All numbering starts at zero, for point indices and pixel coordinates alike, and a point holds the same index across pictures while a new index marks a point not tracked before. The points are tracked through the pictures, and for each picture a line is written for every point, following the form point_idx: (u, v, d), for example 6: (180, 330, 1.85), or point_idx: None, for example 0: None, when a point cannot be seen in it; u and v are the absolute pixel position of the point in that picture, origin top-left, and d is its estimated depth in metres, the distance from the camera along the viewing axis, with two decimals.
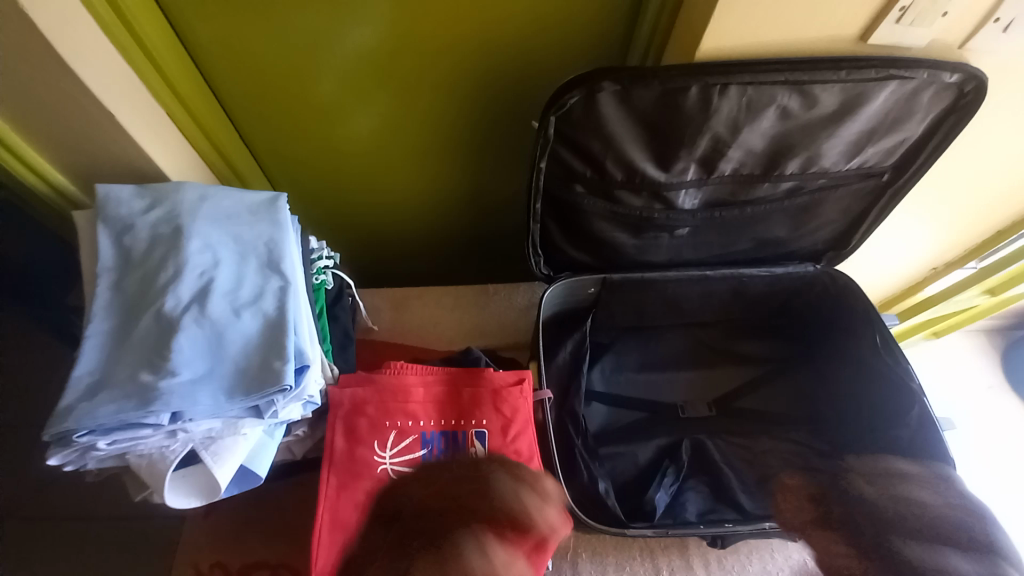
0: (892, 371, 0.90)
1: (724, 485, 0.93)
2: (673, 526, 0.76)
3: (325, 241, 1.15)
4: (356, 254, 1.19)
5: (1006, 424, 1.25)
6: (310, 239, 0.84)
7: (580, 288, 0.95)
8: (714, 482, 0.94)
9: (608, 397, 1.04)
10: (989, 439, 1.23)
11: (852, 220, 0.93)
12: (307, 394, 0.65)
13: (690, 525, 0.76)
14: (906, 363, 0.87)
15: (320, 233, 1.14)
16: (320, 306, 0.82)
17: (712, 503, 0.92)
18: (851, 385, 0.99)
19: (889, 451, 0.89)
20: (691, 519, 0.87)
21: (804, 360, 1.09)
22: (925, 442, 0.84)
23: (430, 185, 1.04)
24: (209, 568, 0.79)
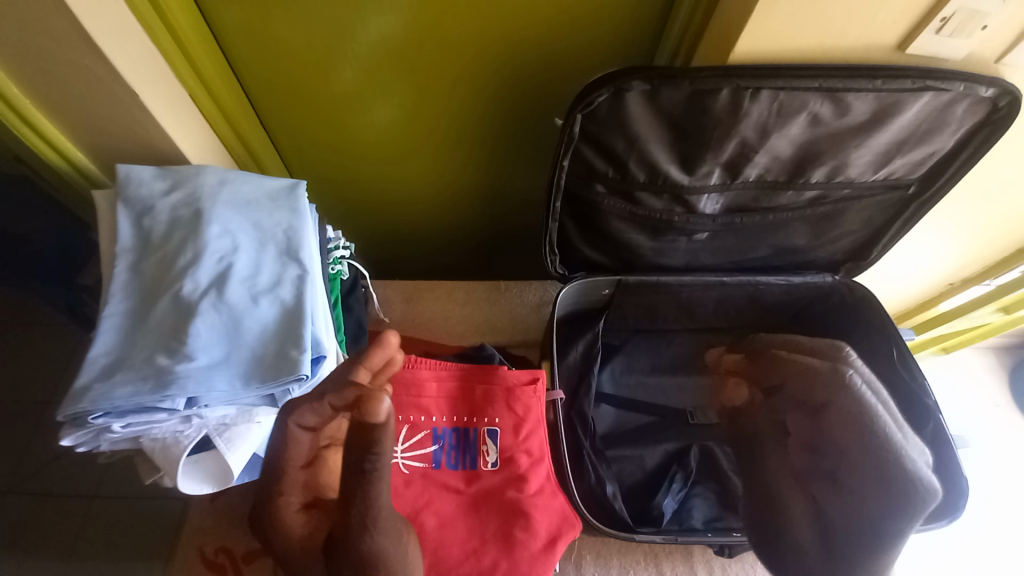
0: (908, 386, 0.89)
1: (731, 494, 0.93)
2: (682, 532, 0.76)
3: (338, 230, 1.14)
4: (372, 247, 1.19)
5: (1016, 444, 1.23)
6: (327, 228, 0.83)
7: (594, 288, 0.95)
8: (722, 489, 0.94)
9: (617, 398, 1.03)
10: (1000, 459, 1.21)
11: (873, 232, 0.92)
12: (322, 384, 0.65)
13: (699, 532, 0.76)
14: (922, 380, 0.87)
15: (338, 224, 1.14)
16: (336, 296, 0.81)
17: (719, 510, 0.91)
18: None
19: None
20: (697, 526, 0.87)
21: None
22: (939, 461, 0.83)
23: (448, 180, 1.04)
24: (215, 553, 0.80)
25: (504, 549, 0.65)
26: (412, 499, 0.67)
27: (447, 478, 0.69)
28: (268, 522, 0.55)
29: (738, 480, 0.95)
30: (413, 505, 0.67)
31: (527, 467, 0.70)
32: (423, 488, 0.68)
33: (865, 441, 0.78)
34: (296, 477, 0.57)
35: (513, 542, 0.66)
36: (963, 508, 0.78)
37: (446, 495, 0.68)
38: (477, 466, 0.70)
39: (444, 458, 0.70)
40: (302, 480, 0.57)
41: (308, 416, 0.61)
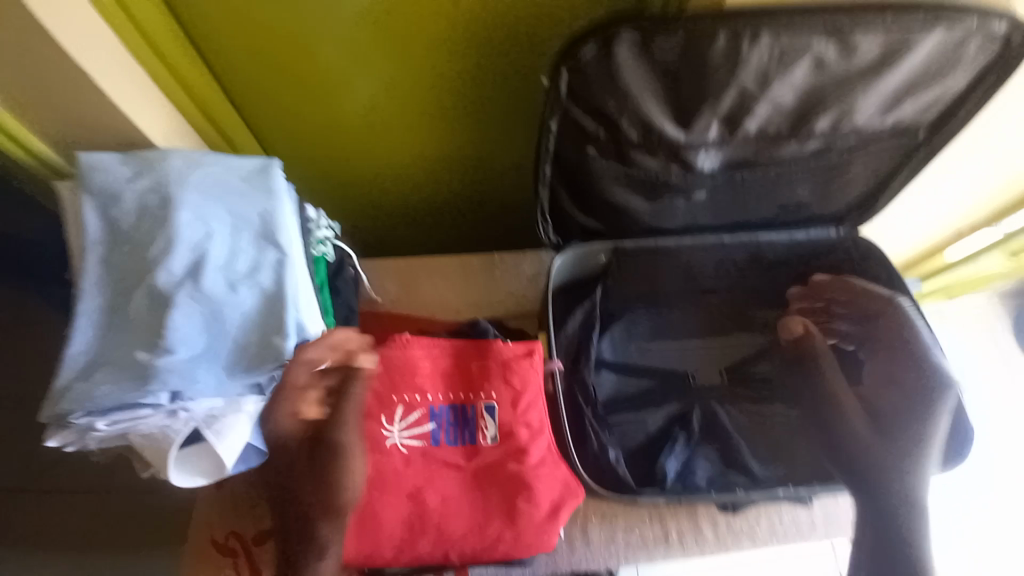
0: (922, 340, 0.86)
1: (734, 452, 0.92)
2: (685, 493, 0.76)
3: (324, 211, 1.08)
4: (360, 229, 1.12)
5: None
6: (308, 209, 0.78)
7: (590, 256, 0.92)
8: (724, 449, 0.93)
9: (617, 365, 1.01)
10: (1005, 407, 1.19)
11: (880, 182, 0.87)
12: (309, 369, 0.61)
13: (702, 492, 0.76)
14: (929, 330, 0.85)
15: (326, 212, 1.09)
16: (320, 280, 0.76)
17: (722, 469, 0.91)
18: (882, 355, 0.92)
19: None
20: (701, 486, 0.86)
21: None
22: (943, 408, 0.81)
23: (435, 160, 0.99)
24: (225, 538, 0.82)
25: (507, 520, 0.64)
26: (412, 478, 0.65)
27: (448, 456, 0.66)
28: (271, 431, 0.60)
29: (740, 439, 0.94)
30: (413, 484, 0.64)
31: (528, 439, 0.68)
32: (423, 467, 0.65)
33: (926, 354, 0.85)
34: (306, 393, 0.61)
35: (515, 514, 0.64)
36: (967, 454, 0.78)
37: (446, 473, 0.66)
38: (477, 442, 0.67)
39: (441, 436, 0.67)
40: (303, 400, 0.61)
41: (315, 351, 0.61)
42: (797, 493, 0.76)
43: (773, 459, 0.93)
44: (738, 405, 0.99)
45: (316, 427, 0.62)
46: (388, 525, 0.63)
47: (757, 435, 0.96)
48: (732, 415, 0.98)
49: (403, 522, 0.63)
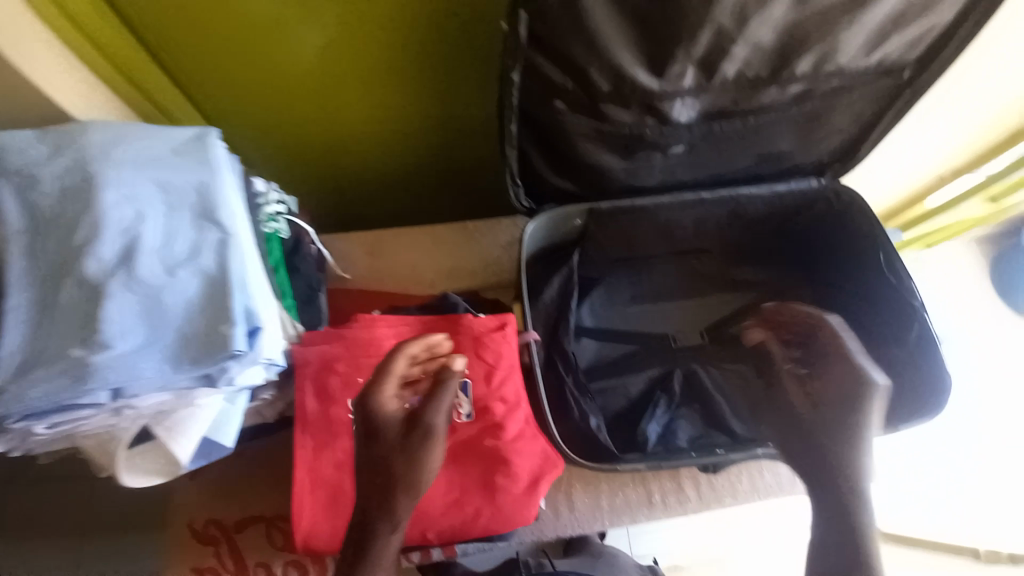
0: (895, 291, 0.83)
1: (715, 411, 0.92)
2: (667, 457, 0.75)
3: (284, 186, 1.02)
4: (325, 203, 1.06)
5: (1005, 339, 1.21)
6: (256, 182, 0.71)
7: (565, 220, 0.87)
8: (706, 409, 0.93)
9: (597, 331, 0.99)
10: (984, 353, 1.20)
11: (863, 128, 0.83)
12: (265, 356, 0.56)
13: (683, 455, 0.75)
14: (909, 283, 0.81)
15: (283, 184, 1.02)
16: (275, 260, 0.69)
17: (703, 429, 0.91)
18: (863, 309, 0.90)
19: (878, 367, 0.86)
20: (683, 446, 0.86)
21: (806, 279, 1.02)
22: (920, 359, 0.79)
23: (394, 124, 0.91)
24: (204, 526, 0.81)
25: (486, 495, 0.63)
26: None
27: None
28: (364, 408, 0.55)
29: (721, 398, 0.93)
30: None
31: (504, 414, 0.65)
32: None
33: (899, 333, 0.83)
34: (395, 384, 0.57)
35: (494, 489, 0.63)
36: (941, 407, 0.75)
37: None
38: (452, 420, 0.65)
39: None
40: (388, 386, 0.56)
41: (418, 347, 0.59)
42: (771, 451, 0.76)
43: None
44: (720, 365, 0.98)
45: (408, 421, 0.55)
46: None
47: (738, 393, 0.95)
48: (714, 375, 0.97)
49: None
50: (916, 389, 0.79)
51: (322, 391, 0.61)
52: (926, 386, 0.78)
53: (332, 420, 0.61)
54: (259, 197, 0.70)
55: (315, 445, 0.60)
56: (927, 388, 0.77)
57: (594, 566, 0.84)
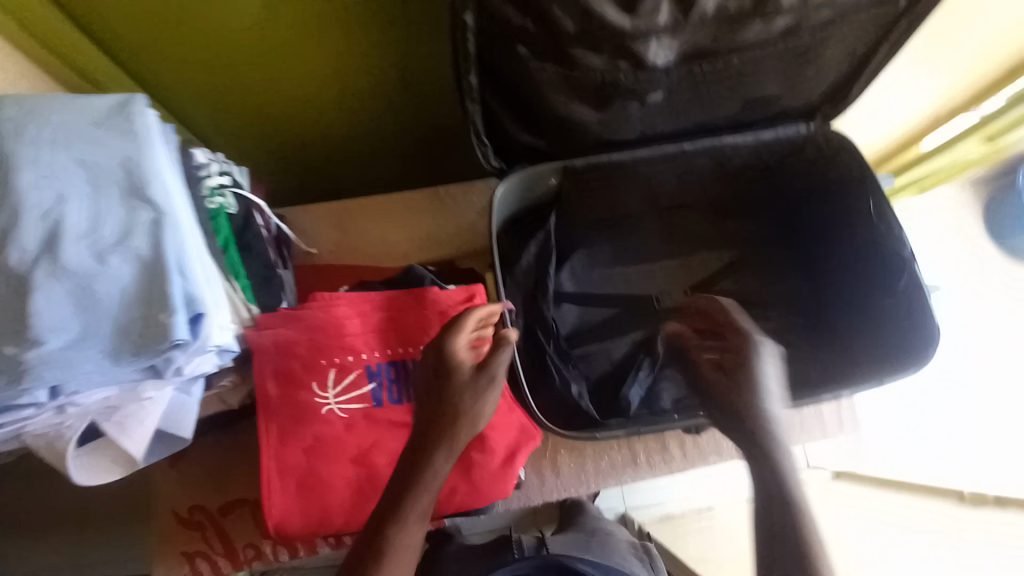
0: (883, 241, 0.80)
1: None
2: (648, 423, 0.72)
3: (238, 158, 0.95)
4: (286, 177, 1.00)
5: None
6: (196, 154, 0.65)
7: (538, 180, 0.81)
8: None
9: (579, 296, 0.96)
10: None
11: (857, 65, 0.76)
12: (214, 344, 0.52)
13: (664, 420, 0.72)
14: (898, 231, 0.77)
15: (236, 155, 0.94)
16: (223, 237, 0.64)
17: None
18: (848, 262, 0.87)
19: (867, 319, 0.84)
20: (666, 408, 0.84)
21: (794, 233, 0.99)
22: (909, 307, 0.77)
23: (348, 82, 0.84)
24: (189, 512, 0.79)
25: (461, 473, 0.62)
26: (357, 442, 0.59)
27: (394, 415, 0.60)
28: (435, 353, 0.56)
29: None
30: (358, 448, 0.59)
31: None
32: (368, 429, 0.59)
33: (887, 283, 0.80)
34: (467, 335, 0.56)
35: (468, 465, 0.62)
36: (929, 355, 0.73)
37: (395, 433, 0.60)
38: None
39: (384, 395, 0.61)
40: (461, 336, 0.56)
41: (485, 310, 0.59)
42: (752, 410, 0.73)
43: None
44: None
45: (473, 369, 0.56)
46: (335, 492, 0.58)
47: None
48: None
49: (352, 488, 0.59)
50: (905, 339, 0.77)
51: (283, 375, 0.58)
52: (911, 332, 0.76)
53: (297, 404, 0.58)
54: (199, 170, 0.64)
55: (280, 431, 0.58)
56: (918, 336, 0.75)
57: (588, 544, 0.84)
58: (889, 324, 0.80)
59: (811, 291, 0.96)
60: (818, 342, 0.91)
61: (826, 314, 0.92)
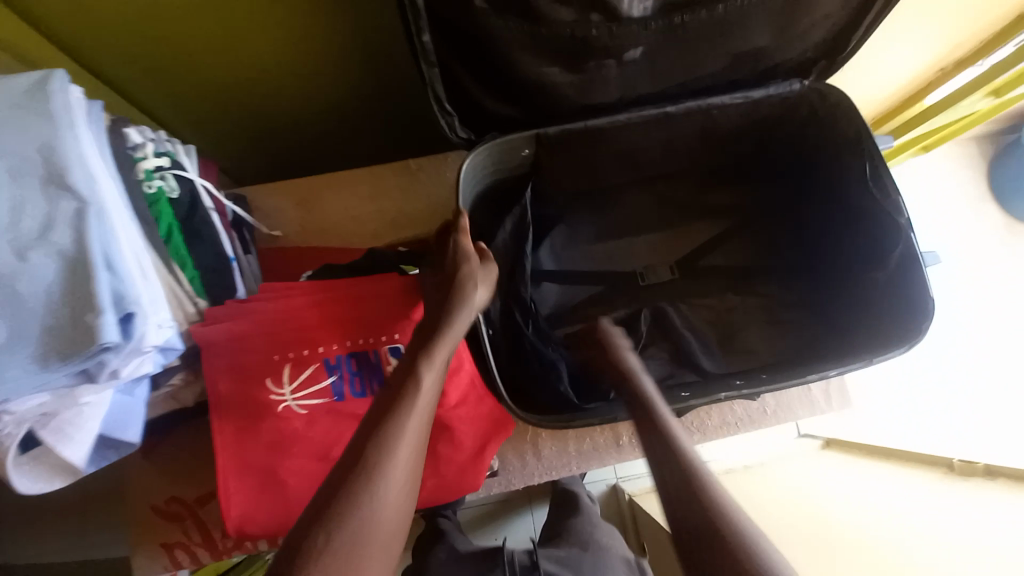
0: (879, 208, 0.73)
1: (686, 350, 0.87)
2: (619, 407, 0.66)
3: (194, 140, 0.88)
4: (247, 153, 0.94)
5: (999, 250, 1.13)
6: (131, 133, 0.58)
7: (510, 151, 0.75)
8: (674, 347, 0.88)
9: (559, 275, 0.92)
10: (978, 267, 1.13)
11: (856, 12, 0.68)
12: (150, 343, 0.48)
13: None
14: (896, 198, 0.70)
15: (186, 132, 0.87)
16: (166, 223, 0.59)
17: (672, 367, 0.86)
18: (846, 232, 0.82)
19: (865, 294, 0.78)
20: None
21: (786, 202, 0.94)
22: (902, 279, 0.72)
23: (301, 46, 0.77)
24: (167, 504, 0.77)
25: (430, 467, 0.61)
26: (319, 439, 0.57)
27: (358, 409, 0.58)
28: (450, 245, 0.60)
29: (690, 335, 0.89)
30: (322, 445, 0.57)
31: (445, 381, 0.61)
32: (330, 426, 0.57)
33: (884, 252, 0.75)
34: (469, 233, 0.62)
35: (436, 459, 0.61)
36: (925, 331, 0.67)
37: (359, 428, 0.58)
38: None
39: (346, 389, 0.58)
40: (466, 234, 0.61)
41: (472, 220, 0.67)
42: (737, 393, 0.69)
43: (725, 353, 0.89)
44: (690, 301, 0.93)
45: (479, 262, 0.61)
46: (296, 491, 0.56)
47: (709, 328, 0.91)
48: (684, 313, 0.92)
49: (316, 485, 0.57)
50: (903, 313, 0.71)
51: (237, 373, 0.55)
52: (909, 309, 0.71)
53: (252, 404, 0.55)
54: (133, 151, 0.57)
55: (236, 432, 0.55)
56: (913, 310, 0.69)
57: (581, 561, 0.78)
58: (885, 299, 0.75)
59: (807, 263, 0.91)
60: (818, 322, 0.88)
61: (823, 292, 0.88)
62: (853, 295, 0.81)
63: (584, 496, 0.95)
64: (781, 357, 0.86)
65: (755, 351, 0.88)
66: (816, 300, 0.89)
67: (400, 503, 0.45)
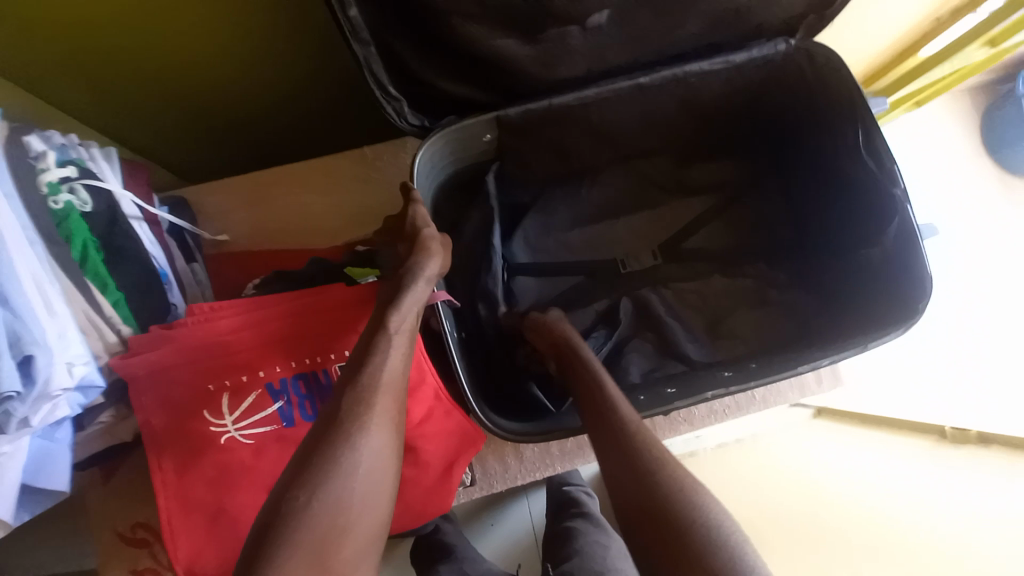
0: (874, 179, 0.69)
1: (669, 339, 0.83)
2: None
3: (124, 141, 0.77)
4: (188, 151, 0.84)
5: None
6: (33, 141, 0.50)
7: (472, 136, 0.68)
8: (660, 338, 0.84)
9: (535, 267, 0.86)
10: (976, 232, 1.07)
11: None
12: (60, 388, 0.43)
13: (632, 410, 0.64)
14: (892, 167, 0.65)
15: (99, 124, 0.73)
16: (82, 241, 0.51)
17: (657, 359, 0.82)
18: (838, 206, 0.77)
19: (857, 271, 0.74)
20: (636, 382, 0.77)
21: (774, 174, 0.88)
22: (898, 254, 0.67)
23: (232, 31, 0.68)
24: (132, 530, 0.66)
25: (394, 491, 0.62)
26: (268, 467, 0.55)
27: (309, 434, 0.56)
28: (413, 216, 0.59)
29: (676, 324, 0.85)
30: (272, 474, 0.55)
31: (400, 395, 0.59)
32: (279, 453, 0.55)
33: (880, 224, 0.70)
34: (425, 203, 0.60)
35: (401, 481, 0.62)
36: (920, 312, 0.63)
37: None
38: None
39: (296, 413, 0.56)
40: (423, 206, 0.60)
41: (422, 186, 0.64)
42: (727, 392, 0.63)
43: (712, 339, 0.84)
44: (674, 286, 0.88)
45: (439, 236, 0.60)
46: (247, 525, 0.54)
47: (695, 314, 0.86)
48: (667, 299, 0.87)
49: None
50: (899, 291, 0.67)
51: (171, 405, 0.53)
52: (906, 285, 0.66)
53: (192, 437, 0.53)
54: (33, 161, 0.49)
55: (179, 467, 0.53)
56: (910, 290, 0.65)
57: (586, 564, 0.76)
58: (879, 275, 0.70)
59: (799, 239, 0.86)
60: (819, 303, 0.81)
61: (815, 270, 0.82)
62: (848, 272, 0.76)
63: (584, 496, 0.92)
64: (773, 342, 0.80)
65: (744, 337, 0.83)
66: (807, 276, 0.84)
67: (387, 444, 0.47)
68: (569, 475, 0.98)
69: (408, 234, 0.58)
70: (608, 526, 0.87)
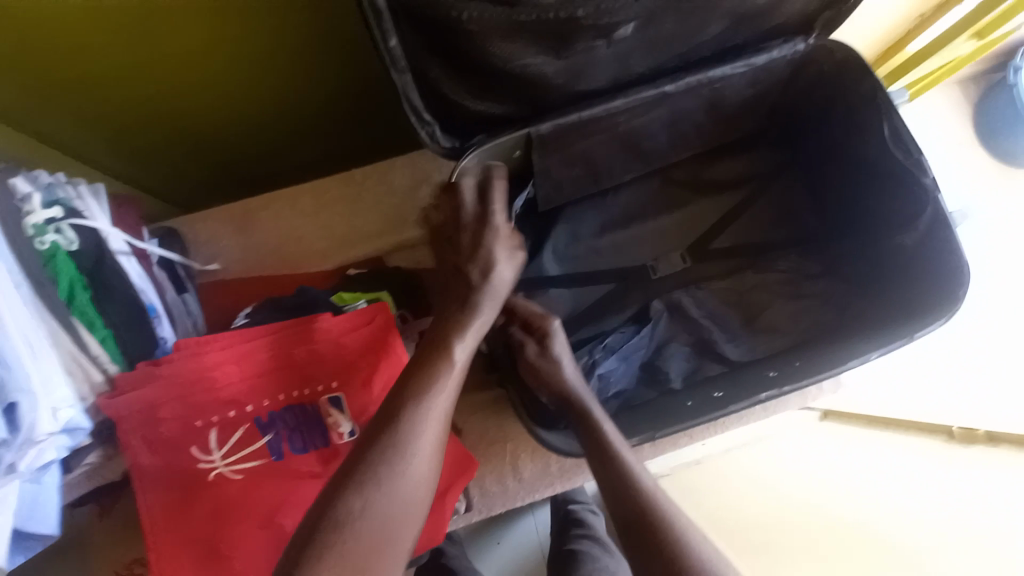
0: (901, 169, 0.65)
1: (707, 339, 0.78)
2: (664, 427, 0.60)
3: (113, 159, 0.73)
4: (185, 172, 0.81)
5: None
6: (21, 185, 0.49)
7: (501, 154, 0.65)
8: (698, 338, 0.79)
9: (566, 277, 0.81)
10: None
11: None
12: (47, 432, 0.41)
13: (688, 416, 0.61)
14: (918, 156, 0.63)
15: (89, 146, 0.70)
16: (69, 280, 0.48)
17: (695, 360, 0.78)
18: (873, 199, 0.72)
19: (897, 259, 0.70)
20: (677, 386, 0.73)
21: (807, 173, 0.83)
22: (932, 245, 0.63)
23: (237, 50, 0.64)
24: (128, 566, 0.64)
25: None
26: (261, 501, 0.53)
27: (300, 467, 0.54)
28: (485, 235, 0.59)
29: (711, 323, 0.80)
30: (262, 510, 0.52)
31: None
32: (270, 486, 0.53)
33: (913, 212, 0.66)
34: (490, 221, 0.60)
35: None
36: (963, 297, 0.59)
37: (303, 486, 0.54)
38: (332, 442, 0.54)
39: (285, 446, 0.54)
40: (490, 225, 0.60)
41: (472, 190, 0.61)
42: (780, 391, 0.61)
43: (750, 335, 0.79)
44: (708, 285, 0.82)
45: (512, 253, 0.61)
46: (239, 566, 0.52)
47: (730, 309, 0.81)
48: (702, 298, 0.82)
49: (261, 553, 0.52)
50: (935, 287, 0.62)
51: (156, 443, 0.51)
52: (939, 278, 0.62)
53: (181, 471, 0.52)
54: (18, 205, 0.47)
55: (167, 505, 0.51)
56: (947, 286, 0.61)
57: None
58: (914, 267, 0.67)
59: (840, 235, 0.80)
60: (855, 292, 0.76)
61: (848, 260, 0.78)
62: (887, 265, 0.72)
63: (588, 513, 0.91)
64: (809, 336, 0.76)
65: (783, 330, 0.78)
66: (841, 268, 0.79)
67: (428, 473, 0.49)
68: (574, 492, 0.95)
69: (468, 250, 0.59)
70: (609, 544, 0.86)
